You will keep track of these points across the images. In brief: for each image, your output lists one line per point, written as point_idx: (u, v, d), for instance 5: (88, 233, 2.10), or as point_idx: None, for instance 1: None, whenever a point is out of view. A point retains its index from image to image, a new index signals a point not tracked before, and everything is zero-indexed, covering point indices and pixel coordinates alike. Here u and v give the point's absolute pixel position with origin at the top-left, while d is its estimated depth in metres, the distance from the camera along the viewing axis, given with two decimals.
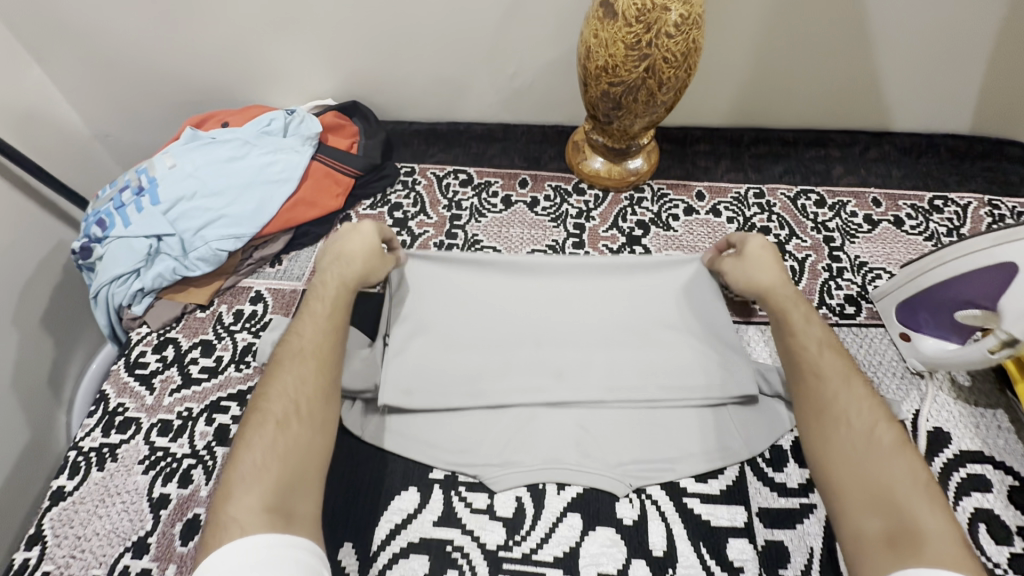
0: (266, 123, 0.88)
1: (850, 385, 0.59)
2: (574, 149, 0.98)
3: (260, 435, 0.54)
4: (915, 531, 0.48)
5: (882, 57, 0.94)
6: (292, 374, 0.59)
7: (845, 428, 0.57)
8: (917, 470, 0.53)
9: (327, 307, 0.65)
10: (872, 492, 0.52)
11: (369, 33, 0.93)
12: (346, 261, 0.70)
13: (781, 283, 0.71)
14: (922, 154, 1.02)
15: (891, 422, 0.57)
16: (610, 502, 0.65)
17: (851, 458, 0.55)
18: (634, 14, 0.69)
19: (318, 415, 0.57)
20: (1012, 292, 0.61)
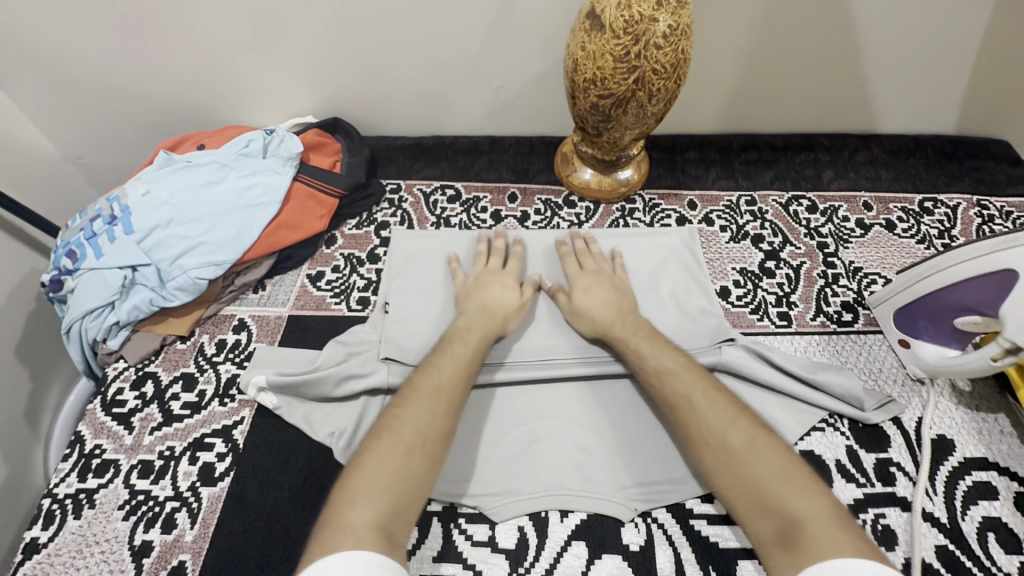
0: (243, 144, 0.85)
1: (696, 394, 0.61)
2: (563, 161, 0.97)
3: (387, 456, 0.54)
4: (795, 523, 0.49)
5: (869, 60, 0.93)
6: (425, 409, 0.58)
7: (707, 440, 0.58)
8: (775, 457, 0.54)
9: (468, 352, 0.65)
10: (753, 496, 0.53)
11: (349, 48, 0.90)
12: (491, 314, 0.70)
13: (609, 312, 0.70)
14: (910, 156, 1.02)
15: (739, 414, 0.58)
16: (615, 527, 0.63)
17: (724, 467, 0.56)
18: (621, 25, 0.68)
19: (437, 453, 0.56)
20: (1012, 299, 0.61)
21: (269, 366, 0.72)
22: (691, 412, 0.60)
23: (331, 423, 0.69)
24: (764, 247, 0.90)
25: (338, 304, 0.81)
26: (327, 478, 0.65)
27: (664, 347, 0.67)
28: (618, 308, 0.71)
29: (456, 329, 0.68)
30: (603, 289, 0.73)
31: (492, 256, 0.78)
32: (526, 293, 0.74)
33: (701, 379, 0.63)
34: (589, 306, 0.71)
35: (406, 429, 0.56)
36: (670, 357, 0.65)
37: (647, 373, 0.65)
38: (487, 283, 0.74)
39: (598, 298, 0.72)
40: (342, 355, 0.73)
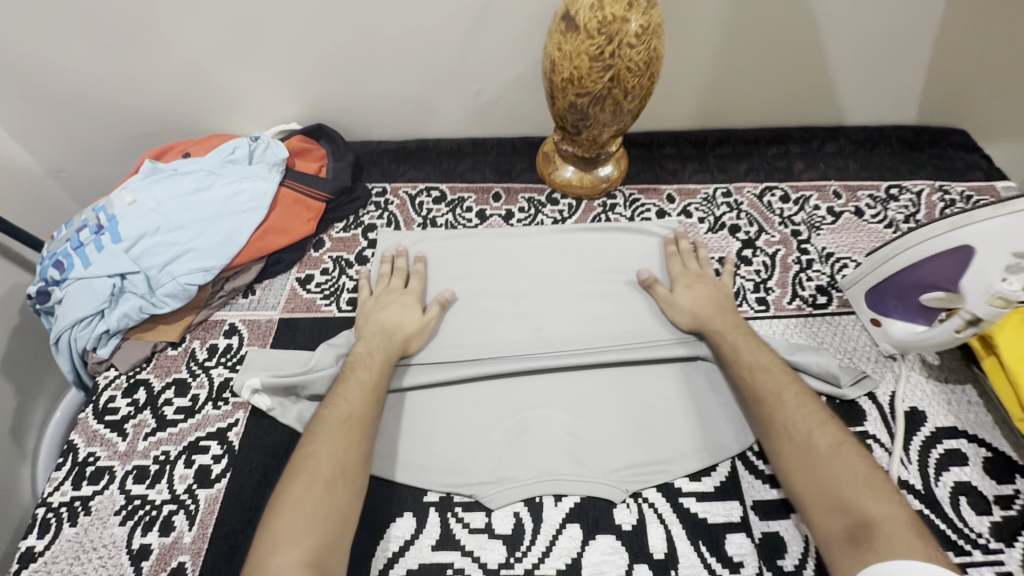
0: (229, 151, 0.86)
1: (786, 393, 0.65)
2: (544, 160, 0.99)
3: (305, 495, 0.56)
4: (868, 525, 0.53)
5: (832, 55, 0.98)
6: (337, 437, 0.60)
7: (790, 437, 0.62)
8: (856, 462, 0.58)
9: (371, 375, 0.67)
10: (826, 494, 0.57)
11: (331, 55, 0.92)
12: (388, 335, 0.72)
13: (711, 308, 0.76)
14: (875, 146, 1.07)
15: (825, 419, 0.62)
16: (608, 509, 0.65)
17: (803, 463, 0.60)
18: (595, 26, 0.71)
19: (356, 480, 0.59)
20: (972, 273, 0.64)
21: (263, 368, 0.73)
22: (777, 409, 0.64)
23: None
24: (741, 236, 0.93)
25: (329, 305, 0.82)
26: None
27: (760, 347, 0.71)
28: (717, 306, 0.76)
29: (358, 355, 0.70)
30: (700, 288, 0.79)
31: (392, 277, 0.81)
32: (428, 313, 0.77)
33: (792, 382, 0.67)
34: (690, 300, 0.77)
35: (321, 464, 0.58)
36: (764, 356, 0.70)
37: (739, 368, 0.70)
38: (385, 304, 0.76)
39: (696, 295, 0.78)
40: (334, 355, 0.73)
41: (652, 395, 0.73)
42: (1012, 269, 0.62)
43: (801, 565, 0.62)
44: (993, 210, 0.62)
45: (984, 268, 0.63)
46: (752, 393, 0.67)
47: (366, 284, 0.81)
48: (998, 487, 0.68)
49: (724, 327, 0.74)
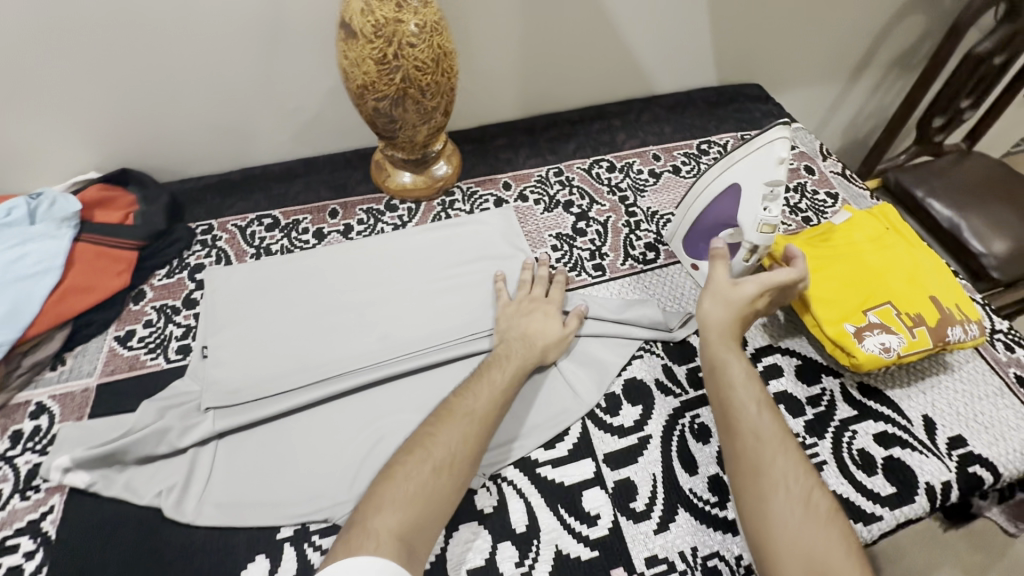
0: (3, 214, 0.78)
1: (784, 445, 0.60)
2: (377, 168, 0.99)
3: (416, 470, 0.57)
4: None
5: (625, 32, 1.06)
6: (456, 431, 0.61)
7: (779, 491, 0.57)
8: (848, 539, 0.54)
9: (505, 377, 0.68)
10: (806, 559, 0.52)
11: (116, 93, 0.86)
12: (529, 342, 0.73)
13: (733, 333, 0.69)
14: (685, 109, 1.17)
15: (820, 485, 0.58)
16: (469, 497, 0.66)
17: (786, 522, 0.55)
18: (371, 30, 0.71)
19: (462, 474, 0.59)
20: (743, 207, 0.73)
21: (78, 442, 0.66)
22: (770, 458, 0.59)
23: (158, 480, 0.65)
24: (575, 210, 0.98)
25: (155, 358, 0.76)
26: (163, 537, 0.62)
27: (761, 392, 0.65)
28: (729, 325, 0.69)
29: (498, 354, 0.71)
30: (742, 311, 0.69)
31: (535, 285, 0.81)
32: (568, 325, 0.77)
33: (788, 435, 0.61)
34: (727, 312, 0.69)
35: (438, 448, 0.59)
36: (769, 403, 0.64)
37: (732, 404, 0.64)
38: (528, 312, 0.77)
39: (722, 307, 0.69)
40: (159, 409, 0.69)
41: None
42: (768, 198, 0.70)
43: (652, 503, 0.66)
44: (744, 150, 0.72)
45: (750, 201, 0.72)
46: (748, 434, 0.61)
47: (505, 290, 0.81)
48: (809, 388, 0.76)
49: (730, 354, 0.67)
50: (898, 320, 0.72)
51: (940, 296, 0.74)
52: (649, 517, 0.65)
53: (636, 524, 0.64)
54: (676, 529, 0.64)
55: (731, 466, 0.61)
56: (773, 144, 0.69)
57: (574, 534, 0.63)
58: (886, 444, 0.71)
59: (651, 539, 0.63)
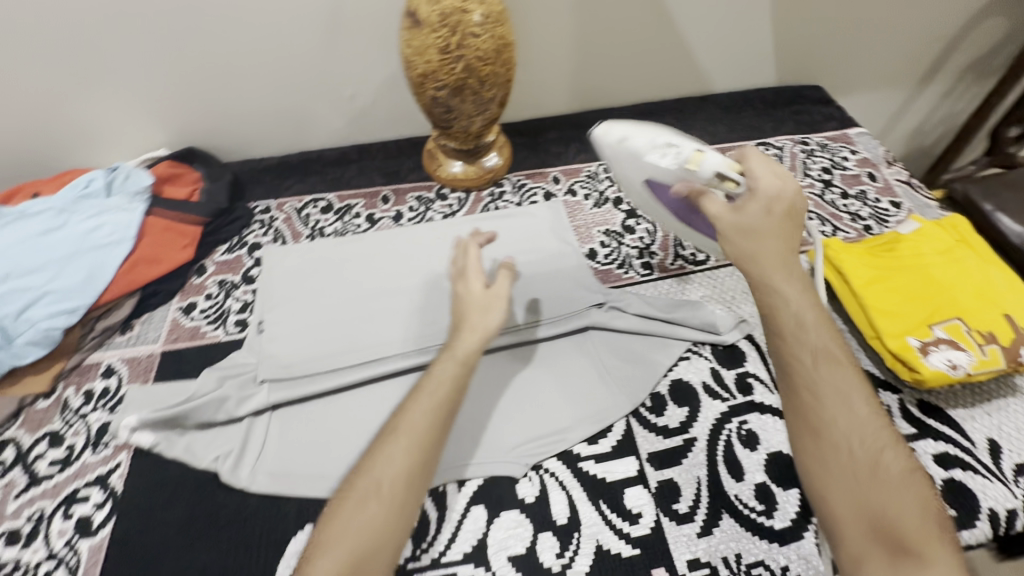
0: (83, 185, 0.83)
1: (855, 393, 0.51)
2: (429, 157, 1.00)
3: (347, 508, 0.50)
4: (919, 562, 0.43)
5: (683, 29, 1.04)
6: (383, 456, 0.53)
7: (842, 444, 0.49)
8: (926, 501, 0.47)
9: (436, 381, 0.58)
10: (878, 522, 0.46)
11: (189, 75, 0.89)
12: (468, 327, 0.63)
13: (784, 261, 0.56)
14: (741, 109, 1.14)
15: (894, 441, 0.50)
16: (511, 485, 0.67)
17: (850, 478, 0.48)
18: (437, 20, 0.72)
19: (400, 505, 0.51)
20: (664, 178, 0.69)
21: (144, 404, 0.70)
22: (839, 411, 0.51)
23: (215, 446, 0.67)
24: (625, 207, 0.97)
25: (215, 330, 0.80)
26: (219, 501, 0.64)
27: (826, 332, 0.55)
28: (782, 253, 0.57)
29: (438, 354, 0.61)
30: (776, 239, 0.57)
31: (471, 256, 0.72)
32: (493, 287, 0.67)
33: (858, 379, 0.53)
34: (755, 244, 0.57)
35: (363, 481, 0.52)
36: (837, 343, 0.54)
37: (790, 348, 0.54)
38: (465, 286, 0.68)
39: (765, 229, 0.58)
40: (218, 379, 0.72)
41: (543, 372, 0.76)
42: (662, 149, 0.68)
43: (695, 506, 0.65)
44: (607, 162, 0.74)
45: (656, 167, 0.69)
46: (816, 385, 0.52)
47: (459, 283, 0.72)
48: None
49: (783, 286, 0.56)
50: (967, 337, 0.68)
51: (1015, 315, 0.70)
52: (692, 520, 0.64)
53: (679, 526, 0.63)
54: (719, 535, 0.63)
55: (791, 418, 0.53)
56: (611, 134, 0.72)
57: (615, 531, 0.63)
58: (947, 466, 0.68)
59: (694, 542, 0.62)
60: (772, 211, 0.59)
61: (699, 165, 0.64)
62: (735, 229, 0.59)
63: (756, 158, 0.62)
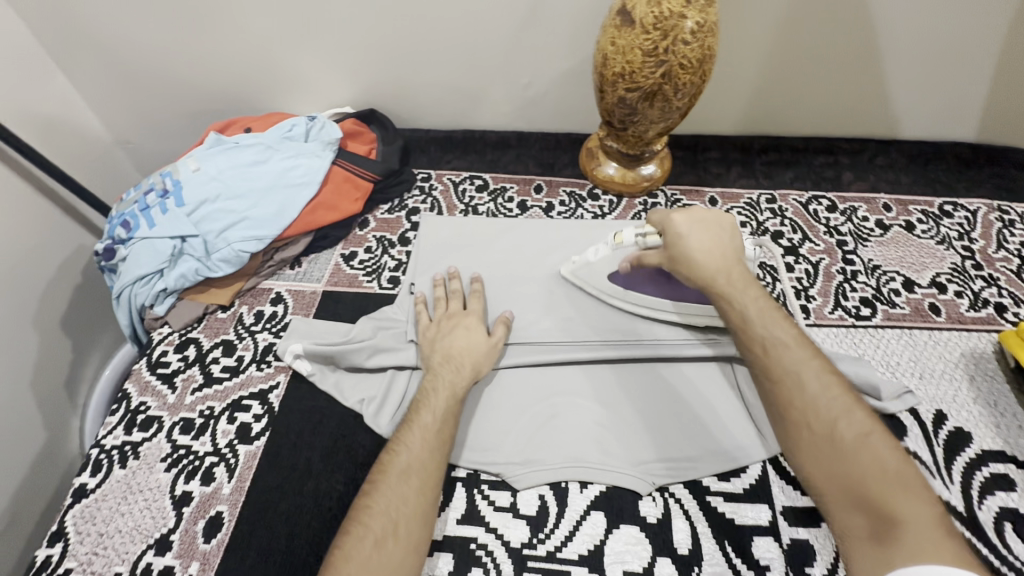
0: (287, 128, 0.90)
1: (811, 374, 0.56)
2: (588, 156, 1.00)
3: (359, 549, 0.52)
4: (895, 523, 0.46)
5: (896, 70, 0.94)
6: (396, 493, 0.56)
7: (806, 420, 0.54)
8: (887, 455, 0.50)
9: (437, 419, 0.62)
10: (847, 483, 0.50)
11: (387, 45, 0.94)
12: (456, 364, 0.68)
13: (728, 270, 0.65)
14: (931, 161, 1.03)
15: (857, 407, 0.54)
16: (633, 500, 0.65)
17: (821, 452, 0.52)
18: (651, 21, 0.71)
19: (414, 541, 0.54)
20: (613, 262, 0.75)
21: (308, 335, 0.76)
22: (801, 389, 0.55)
23: (361, 390, 0.72)
24: (784, 243, 0.92)
25: (370, 282, 0.85)
26: (358, 441, 0.68)
27: (776, 319, 0.61)
28: (726, 267, 0.66)
29: (422, 395, 0.65)
30: (721, 252, 0.66)
31: (451, 300, 0.76)
32: (494, 335, 0.73)
33: (816, 358, 0.58)
34: (700, 254, 0.66)
35: (375, 519, 0.54)
36: (785, 328, 0.60)
37: (750, 343, 0.61)
38: (451, 327, 0.73)
39: (705, 245, 0.66)
40: (373, 327, 0.76)
41: (674, 392, 0.73)
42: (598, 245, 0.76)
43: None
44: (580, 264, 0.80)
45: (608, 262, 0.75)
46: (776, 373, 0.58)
47: (423, 310, 0.76)
48: None
49: (730, 288, 0.64)
50: None
51: None
52: None
53: None
54: None
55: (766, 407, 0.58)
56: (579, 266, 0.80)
57: None
58: None
59: None
60: (713, 228, 0.68)
61: (624, 241, 0.72)
62: (683, 255, 0.67)
63: (681, 208, 0.69)
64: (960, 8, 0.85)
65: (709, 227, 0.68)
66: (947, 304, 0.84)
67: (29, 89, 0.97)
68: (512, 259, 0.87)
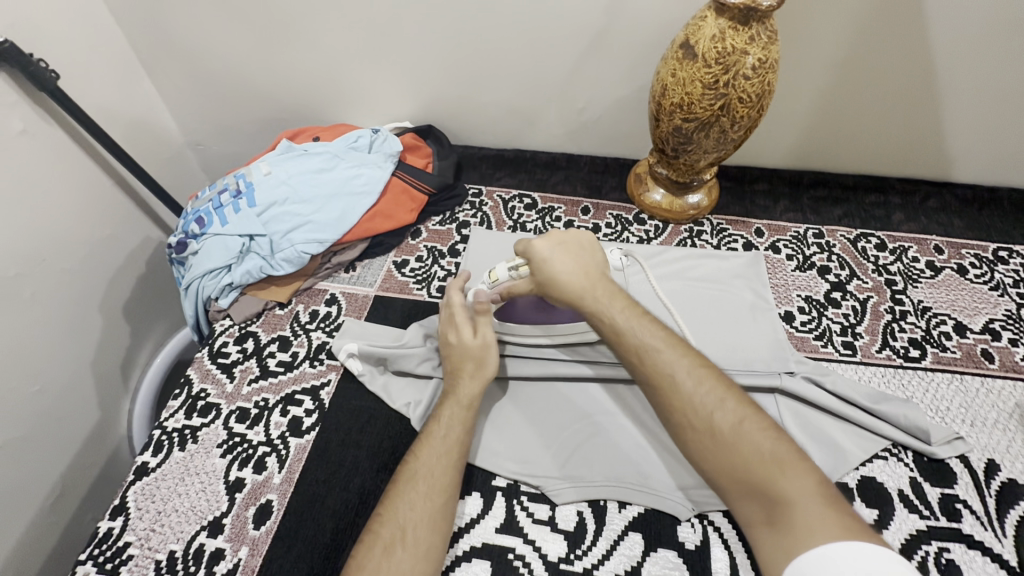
0: (353, 139, 0.95)
1: (682, 375, 0.58)
2: (636, 181, 1.02)
3: (367, 556, 0.53)
4: (782, 505, 0.47)
5: (955, 113, 0.94)
6: (405, 502, 0.57)
7: (688, 422, 0.56)
8: (762, 438, 0.52)
9: (448, 429, 0.63)
10: (738, 476, 0.51)
11: (452, 66, 0.99)
12: (456, 377, 0.67)
13: (592, 284, 0.67)
14: (984, 207, 1.02)
15: (727, 397, 0.56)
16: (672, 524, 0.65)
17: (711, 451, 0.54)
18: (714, 56, 0.73)
19: (424, 547, 0.54)
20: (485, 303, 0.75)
21: (359, 338, 0.79)
22: (677, 391, 0.57)
23: (409, 393, 0.74)
24: (831, 278, 0.92)
25: (420, 290, 0.88)
26: (404, 442, 0.70)
27: (646, 324, 0.64)
28: (592, 280, 0.67)
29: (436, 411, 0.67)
30: (584, 269, 0.67)
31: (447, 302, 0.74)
32: (482, 333, 0.68)
33: (684, 355, 0.60)
34: (562, 272, 0.67)
35: (384, 526, 0.55)
36: (654, 331, 0.63)
37: (626, 352, 0.63)
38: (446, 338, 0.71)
39: (568, 266, 0.67)
40: (422, 334, 0.78)
41: None
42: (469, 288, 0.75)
43: None
44: None
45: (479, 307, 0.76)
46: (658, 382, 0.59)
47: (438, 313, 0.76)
48: None
49: (602, 303, 0.65)
50: None
51: None
52: None
53: None
54: None
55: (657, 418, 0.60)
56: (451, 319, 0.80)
57: None
58: None
59: None
60: (574, 249, 0.69)
61: (497, 277, 0.71)
62: (548, 280, 0.67)
63: (542, 236, 0.69)
64: None
65: (572, 245, 0.69)
66: (1001, 351, 0.82)
67: (120, 91, 1.05)
68: None
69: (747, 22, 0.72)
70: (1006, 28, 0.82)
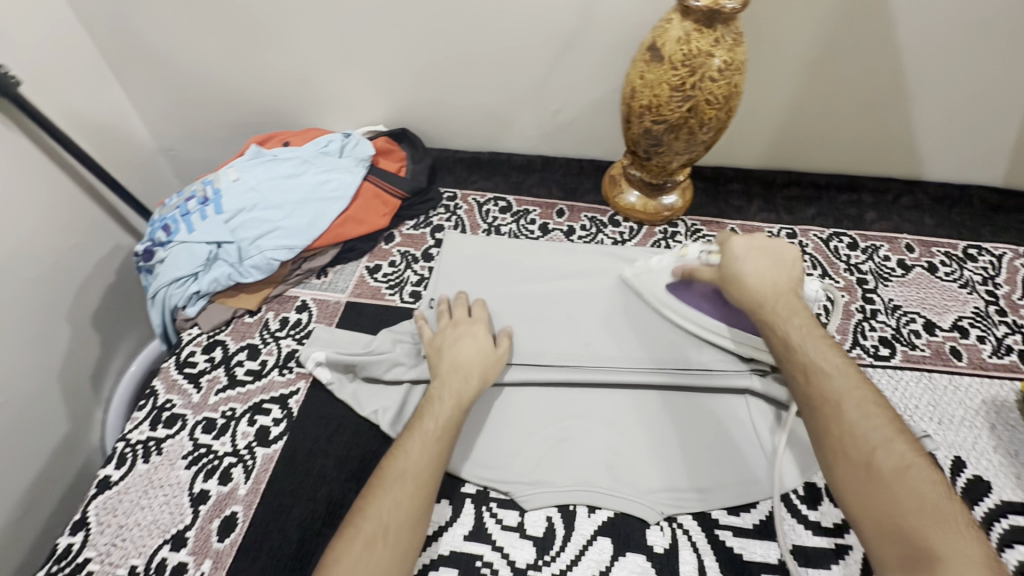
0: (323, 144, 0.94)
1: (851, 401, 0.54)
2: (611, 183, 1.02)
3: (348, 551, 0.52)
4: (931, 556, 0.43)
5: (924, 111, 0.95)
6: (390, 497, 0.55)
7: (842, 444, 0.53)
8: (927, 489, 0.48)
9: (439, 425, 0.62)
10: (885, 514, 0.48)
11: (424, 69, 0.98)
12: (463, 374, 0.67)
13: (781, 295, 0.66)
14: (955, 205, 1.02)
15: (902, 439, 0.52)
16: (640, 528, 0.65)
17: (858, 478, 0.50)
18: (679, 58, 0.73)
19: (403, 545, 0.54)
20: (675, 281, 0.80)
21: (328, 345, 0.78)
22: (840, 412, 0.54)
23: (377, 400, 0.73)
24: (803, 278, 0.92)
25: (392, 295, 0.87)
26: (373, 450, 0.69)
27: (825, 344, 0.60)
28: (778, 290, 0.66)
29: (427, 401, 0.64)
30: (777, 277, 0.68)
31: (454, 311, 0.77)
32: (498, 347, 0.74)
33: (865, 388, 0.56)
34: (753, 273, 0.68)
35: (368, 522, 0.54)
36: (829, 353, 0.59)
37: (793, 366, 0.60)
38: (456, 338, 0.72)
39: (759, 268, 0.69)
40: (393, 340, 0.78)
41: (636, 425, 0.72)
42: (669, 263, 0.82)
43: None
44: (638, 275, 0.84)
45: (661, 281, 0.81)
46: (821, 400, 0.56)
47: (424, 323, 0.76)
48: None
49: (785, 315, 0.64)
50: None
51: None
52: None
53: None
54: None
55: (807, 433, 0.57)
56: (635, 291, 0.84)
57: None
58: None
59: None
60: (771, 255, 0.70)
61: (689, 254, 0.79)
62: (732, 275, 0.70)
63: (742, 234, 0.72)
64: (992, 55, 0.86)
65: (772, 255, 0.70)
66: (969, 348, 0.83)
67: (87, 97, 1.03)
68: (526, 276, 0.88)
69: (712, 25, 0.72)
70: (970, 28, 0.83)
